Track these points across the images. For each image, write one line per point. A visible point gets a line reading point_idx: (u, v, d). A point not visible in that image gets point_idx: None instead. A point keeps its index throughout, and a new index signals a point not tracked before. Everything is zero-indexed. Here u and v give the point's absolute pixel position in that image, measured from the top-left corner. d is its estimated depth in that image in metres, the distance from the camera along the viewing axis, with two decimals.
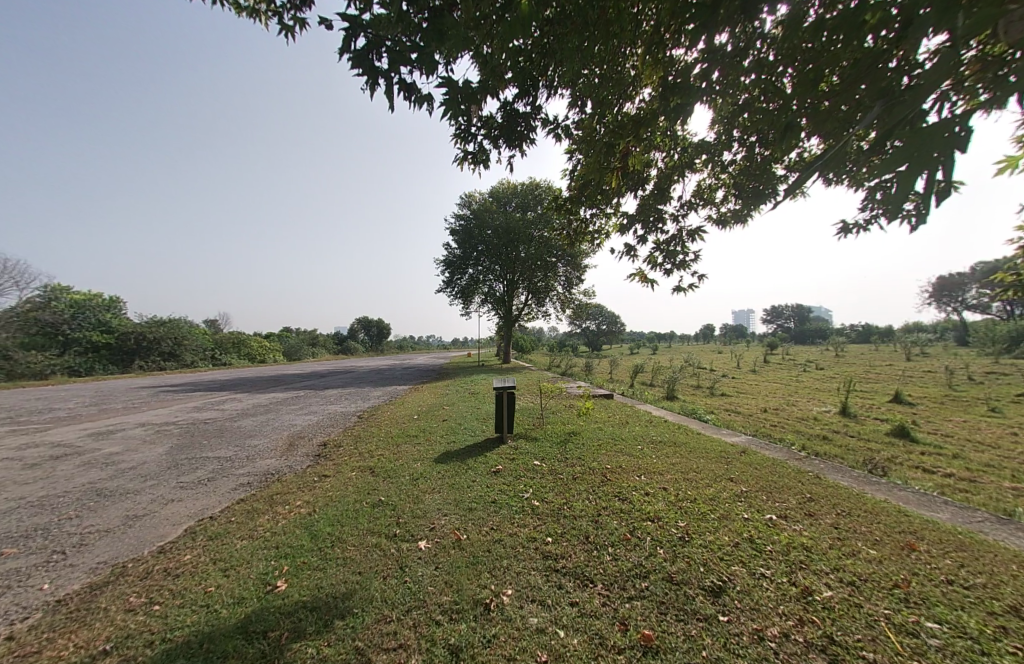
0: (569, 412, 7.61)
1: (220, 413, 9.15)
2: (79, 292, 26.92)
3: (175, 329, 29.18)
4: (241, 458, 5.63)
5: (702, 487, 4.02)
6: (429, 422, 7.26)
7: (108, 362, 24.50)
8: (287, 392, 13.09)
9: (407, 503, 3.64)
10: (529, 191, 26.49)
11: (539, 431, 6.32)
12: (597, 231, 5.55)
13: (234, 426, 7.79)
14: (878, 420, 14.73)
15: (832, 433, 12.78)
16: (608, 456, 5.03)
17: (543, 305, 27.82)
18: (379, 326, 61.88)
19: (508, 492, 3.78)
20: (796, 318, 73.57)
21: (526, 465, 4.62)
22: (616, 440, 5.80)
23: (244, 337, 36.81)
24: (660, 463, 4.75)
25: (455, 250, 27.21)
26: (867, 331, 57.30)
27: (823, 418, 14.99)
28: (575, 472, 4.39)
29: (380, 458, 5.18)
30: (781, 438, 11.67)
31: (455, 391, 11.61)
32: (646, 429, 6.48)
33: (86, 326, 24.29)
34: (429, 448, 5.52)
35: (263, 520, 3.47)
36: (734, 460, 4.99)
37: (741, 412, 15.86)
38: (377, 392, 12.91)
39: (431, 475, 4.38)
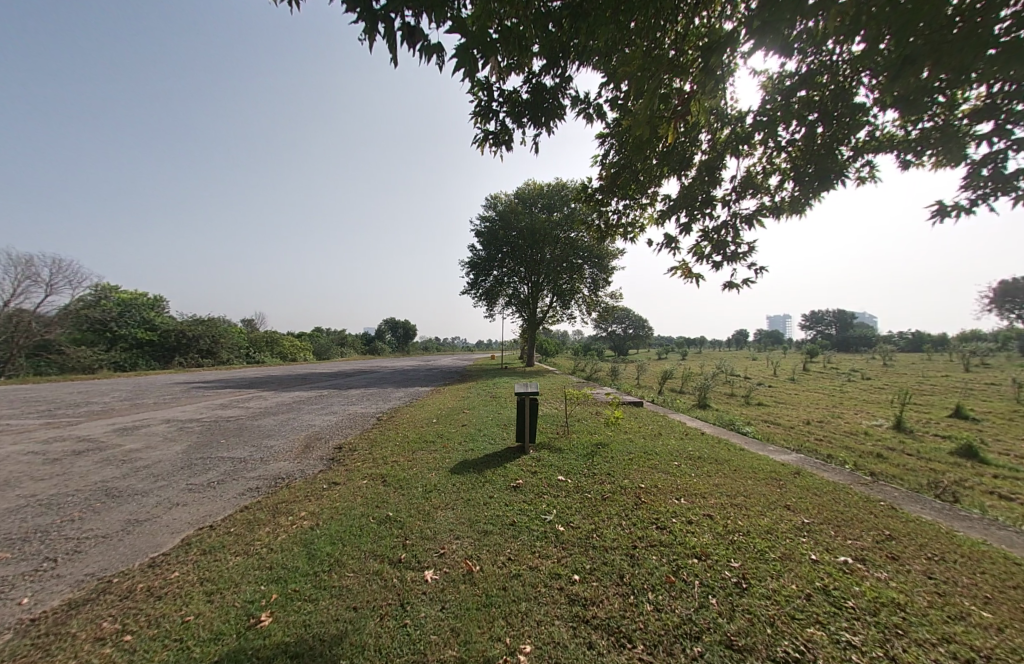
0: (595, 420, 7.11)
1: (243, 411, 9.21)
2: (128, 292, 28.57)
3: (213, 327, 30.48)
4: (255, 459, 5.50)
5: (755, 516, 3.47)
6: (448, 427, 6.93)
7: (151, 358, 25.83)
8: (311, 390, 13.19)
9: (416, 520, 3.29)
10: (556, 191, 26.00)
11: (563, 441, 5.86)
12: (631, 225, 5.09)
13: (255, 425, 7.77)
14: (941, 437, 13.29)
15: (888, 451, 11.57)
16: (641, 473, 4.52)
17: (568, 307, 27.22)
18: (405, 327, 62.94)
19: (530, 513, 3.36)
20: (837, 324, 69.33)
21: (550, 480, 4.20)
22: (649, 454, 5.26)
23: (276, 337, 38.09)
24: (701, 484, 4.21)
25: (480, 251, 27.08)
26: (918, 339, 53.14)
27: (876, 434, 13.67)
28: (605, 491, 3.91)
29: (394, 465, 4.88)
30: (830, 455, 10.64)
31: (476, 394, 11.29)
32: (681, 442, 5.91)
33: (132, 324, 25.72)
34: (446, 456, 5.17)
35: (263, 533, 3.22)
36: (787, 484, 4.37)
37: (782, 424, 14.73)
38: (398, 393, 12.77)
39: (445, 488, 4.03)
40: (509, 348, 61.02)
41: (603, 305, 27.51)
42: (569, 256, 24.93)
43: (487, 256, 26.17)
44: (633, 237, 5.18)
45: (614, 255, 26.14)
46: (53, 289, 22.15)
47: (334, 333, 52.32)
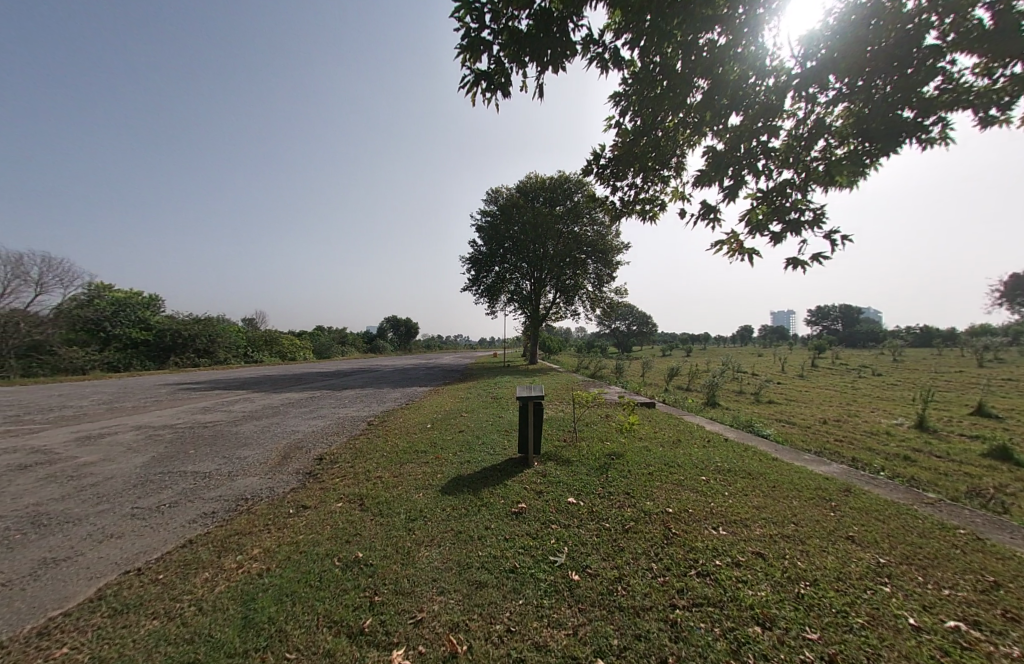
0: (606, 426, 6.39)
1: (225, 415, 8.58)
2: (122, 291, 28.06)
3: (210, 325, 29.89)
4: (221, 474, 4.84)
5: (815, 553, 2.79)
6: (442, 434, 6.22)
7: (146, 358, 25.26)
8: (303, 392, 12.54)
9: (393, 562, 2.62)
10: (559, 184, 25.16)
11: (571, 451, 5.18)
12: (650, 203, 4.39)
13: (234, 431, 7.13)
14: (969, 437, 12.51)
15: (915, 453, 10.85)
16: (667, 493, 3.82)
17: (571, 304, 26.50)
18: (406, 326, 62.46)
19: (536, 554, 2.67)
20: (843, 320, 68.31)
21: (558, 504, 3.52)
22: (671, 467, 4.58)
23: (276, 336, 37.52)
24: (742, 508, 3.53)
25: (480, 246, 26.37)
26: (927, 333, 52.13)
27: (898, 434, 12.94)
28: (625, 518, 3.24)
29: (376, 483, 4.19)
30: (854, 458, 9.91)
31: (476, 396, 10.58)
32: (706, 453, 5.21)
33: (126, 324, 25.17)
34: (437, 471, 4.48)
35: (198, 583, 2.55)
36: (841, 506, 3.66)
37: (797, 423, 14.05)
38: (394, 394, 12.09)
39: (433, 515, 3.34)
40: (511, 345, 60.40)
41: (607, 301, 26.77)
42: (573, 250, 24.22)
43: (488, 252, 25.37)
44: (654, 217, 4.47)
45: (618, 249, 25.40)
46: (43, 289, 21.62)
47: (334, 332, 51.74)
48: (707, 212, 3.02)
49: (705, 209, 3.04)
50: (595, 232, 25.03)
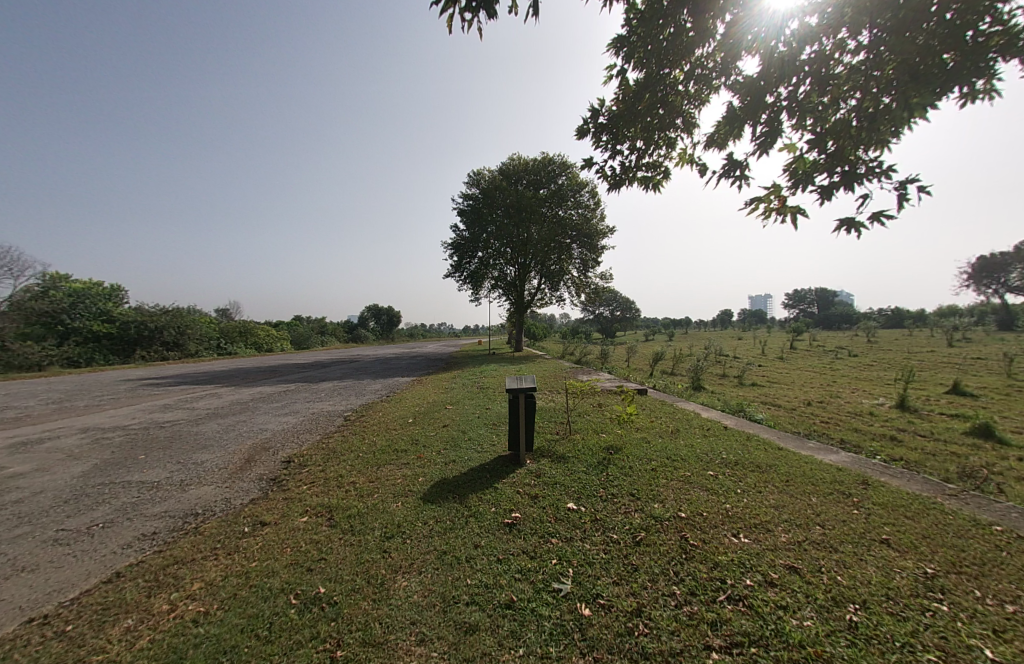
0: (600, 417, 5.99)
1: (187, 413, 7.87)
2: (79, 281, 26.23)
3: (179, 317, 28.35)
4: (170, 484, 4.25)
5: (853, 567, 2.46)
6: (424, 430, 5.71)
7: (110, 353, 23.78)
8: (278, 385, 11.81)
9: (363, 599, 2.14)
10: (543, 166, 24.42)
11: (566, 446, 4.79)
12: (653, 168, 3.90)
13: (194, 431, 6.48)
14: (949, 416, 12.76)
15: (900, 433, 10.94)
16: (677, 494, 3.43)
17: (557, 290, 26.08)
18: (389, 315, 61.27)
19: (536, 581, 2.23)
20: (820, 303, 70.11)
21: (559, 510, 3.09)
22: (675, 461, 4.22)
23: (251, 326, 36.01)
24: (760, 510, 3.18)
25: (463, 231, 25.51)
26: (898, 315, 53.96)
27: (881, 415, 13.12)
28: (636, 526, 2.84)
29: (348, 492, 3.68)
30: (842, 440, 9.87)
31: (461, 386, 10.06)
32: (709, 444, 4.87)
33: (86, 316, 23.59)
34: (419, 475, 4.01)
35: (113, 639, 2.02)
36: (864, 503, 3.37)
37: (784, 405, 14.09)
38: (375, 385, 11.48)
39: (413, 531, 2.86)
40: (497, 332, 59.91)
41: (593, 286, 26.45)
42: (558, 235, 23.68)
43: (471, 236, 24.55)
44: (657, 187, 4.01)
45: (603, 233, 25.02)
46: None
47: (313, 322, 50.14)
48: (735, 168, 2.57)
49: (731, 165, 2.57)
50: (580, 215, 24.61)
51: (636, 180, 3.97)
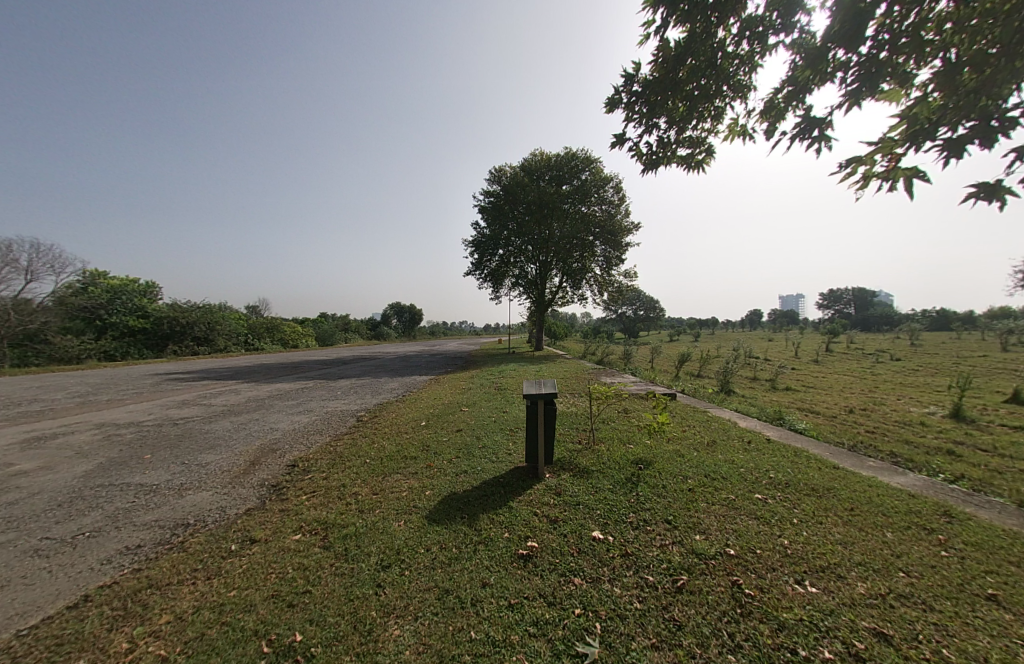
0: (626, 425, 5.50)
1: (202, 410, 7.82)
2: (118, 278, 27.34)
3: (209, 313, 29.19)
4: (169, 489, 4.07)
5: (962, 636, 1.91)
6: (437, 435, 5.38)
7: (144, 347, 24.65)
8: (296, 382, 11.75)
9: (343, 653, 1.78)
10: (566, 162, 23.83)
11: (590, 457, 4.35)
12: (695, 145, 3.42)
13: (206, 430, 6.37)
14: (1013, 428, 11.56)
15: (960, 446, 9.92)
16: (722, 524, 2.93)
17: (578, 288, 25.43)
18: (411, 313, 61.89)
19: (553, 640, 1.81)
20: (856, 304, 66.50)
21: (582, 540, 2.65)
22: (715, 481, 3.71)
23: (277, 323, 36.87)
24: (826, 549, 2.65)
25: (484, 229, 25.24)
26: (945, 317, 50.46)
27: (934, 425, 12.02)
28: (675, 566, 2.38)
29: (349, 505, 3.36)
30: (894, 453, 8.94)
31: (478, 387, 9.70)
32: (752, 460, 4.32)
33: (123, 312, 24.56)
34: (427, 487, 3.67)
35: None
36: (954, 541, 2.79)
37: (823, 412, 13.14)
38: (391, 384, 11.28)
39: (413, 561, 2.48)
40: (517, 331, 59.60)
41: (615, 285, 25.67)
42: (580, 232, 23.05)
43: (492, 234, 24.21)
44: (699, 169, 3.54)
45: (627, 230, 24.23)
46: (34, 277, 20.94)
47: (337, 318, 51.00)
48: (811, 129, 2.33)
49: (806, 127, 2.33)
50: (603, 211, 23.92)
51: (675, 161, 3.50)
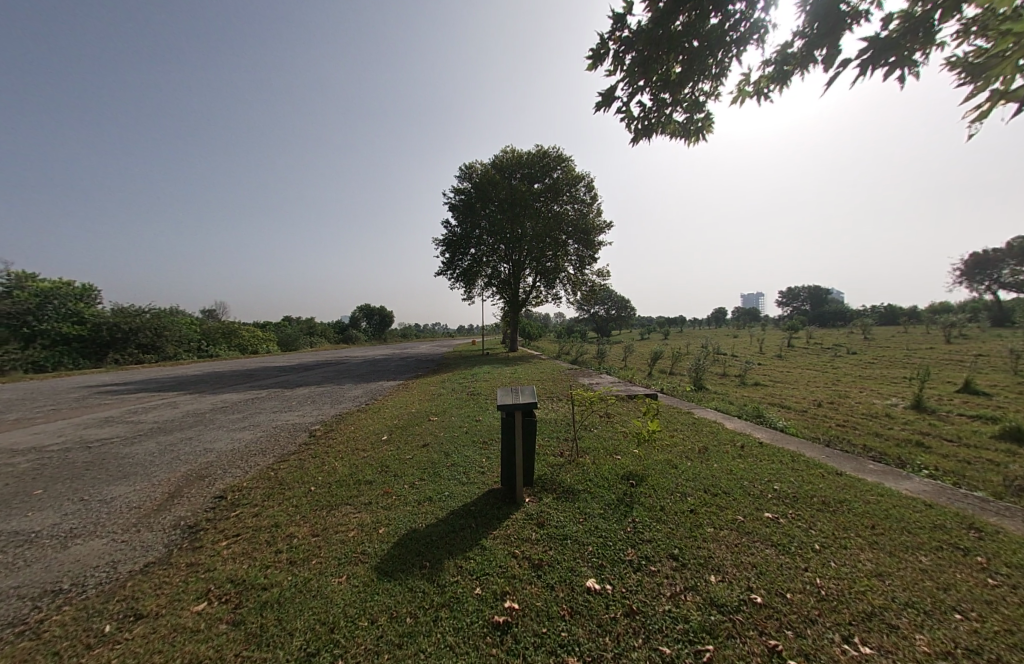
0: (611, 432, 5.03)
1: (129, 428, 6.78)
2: (48, 281, 24.65)
3: (157, 317, 26.83)
4: (52, 535, 3.22)
5: None
6: (400, 452, 4.68)
7: (80, 356, 22.27)
8: (248, 392, 10.66)
9: None
10: (538, 160, 23.41)
11: (574, 474, 3.82)
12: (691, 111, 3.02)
13: (125, 453, 5.37)
14: (969, 417, 12.01)
15: (925, 437, 10.14)
16: (736, 558, 2.45)
17: (553, 287, 25.09)
18: (382, 315, 60.06)
19: None
20: (813, 301, 70.07)
21: (573, 595, 2.09)
22: (716, 498, 3.27)
23: (235, 327, 34.48)
24: (862, 587, 2.22)
25: (455, 228, 24.48)
26: (892, 312, 53.87)
27: (898, 416, 12.33)
28: (694, 629, 1.86)
29: (280, 553, 2.67)
30: (867, 446, 8.97)
31: (449, 392, 9.00)
32: (752, 470, 3.90)
33: (54, 317, 22.13)
34: (383, 521, 3.03)
35: None
36: (994, 564, 2.43)
37: (795, 407, 13.30)
38: (355, 392, 10.37)
39: (353, 641, 1.85)
40: (491, 332, 59.01)
41: (589, 284, 25.52)
42: (553, 230, 22.73)
43: (464, 233, 23.50)
44: (696, 140, 3.18)
45: (600, 229, 24.12)
46: None
47: (303, 321, 48.61)
48: (886, 54, 2.24)
49: (879, 52, 2.24)
50: (576, 210, 23.69)
51: (669, 130, 3.10)
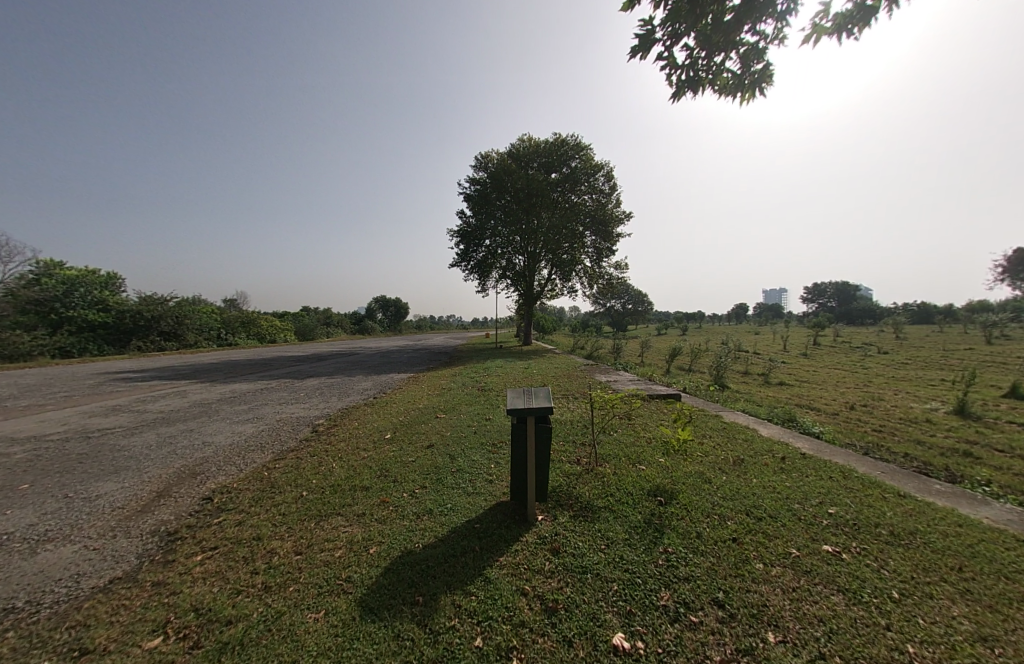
0: (633, 438, 4.58)
1: (133, 417, 6.66)
2: (76, 269, 25.31)
3: (178, 306, 27.30)
4: (23, 539, 2.98)
5: None
6: (403, 453, 4.33)
7: (105, 343, 22.82)
8: (259, 382, 10.55)
9: None
10: (555, 148, 22.67)
11: (593, 486, 3.39)
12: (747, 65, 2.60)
13: (122, 446, 5.18)
14: (1020, 425, 11.06)
15: (973, 446, 9.32)
16: (797, 608, 2.00)
17: (568, 280, 24.47)
18: (397, 307, 60.59)
19: None
20: (840, 298, 67.23)
21: (596, 656, 1.68)
22: (762, 524, 2.80)
23: (254, 317, 34.99)
24: (966, 658, 1.74)
25: (469, 218, 24.03)
26: (926, 310, 51.20)
27: (940, 423, 11.43)
28: None
29: (256, 576, 2.33)
30: (909, 455, 8.23)
31: (459, 387, 8.63)
32: (799, 490, 3.39)
33: (80, 305, 22.69)
34: (375, 538, 2.67)
35: None
36: None
37: (824, 409, 12.52)
38: (364, 384, 10.12)
39: None
40: (505, 324, 58.75)
41: (606, 277, 24.79)
42: (570, 221, 22.06)
43: (478, 224, 23.06)
44: (751, 94, 2.76)
45: (618, 220, 23.35)
46: None
47: (320, 312, 49.18)
48: None
49: None
50: (593, 201, 22.95)
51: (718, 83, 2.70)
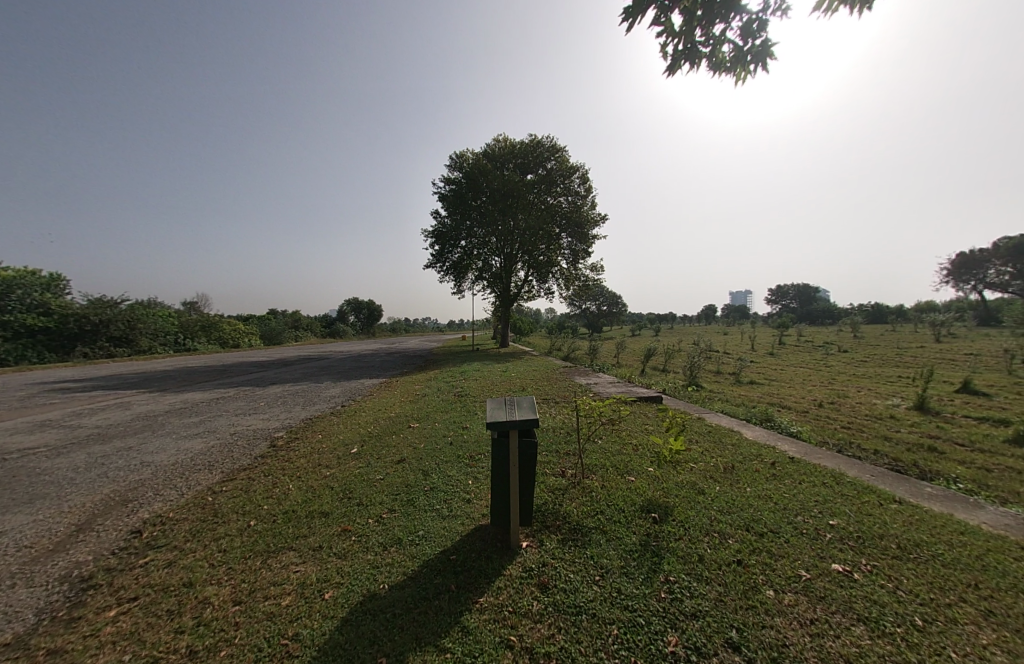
0: (620, 446, 4.33)
1: (63, 434, 5.89)
2: (12, 269, 23.09)
3: (130, 309, 25.36)
4: None
5: None
6: (370, 470, 3.90)
7: (45, 350, 20.88)
8: (216, 390, 9.75)
9: None
10: (531, 149, 22.49)
11: (581, 503, 3.09)
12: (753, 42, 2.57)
13: (43, 468, 4.49)
14: (974, 419, 11.62)
15: (936, 441, 9.67)
16: (819, 646, 1.76)
17: (546, 282, 24.33)
18: (370, 309, 59.07)
19: None
20: (802, 299, 70.43)
21: None
22: (766, 543, 2.58)
23: (217, 320, 33.07)
24: None
25: (445, 219, 23.50)
26: (881, 310, 54.31)
27: (903, 418, 11.87)
28: None
29: (181, 638, 1.90)
30: (879, 451, 8.41)
31: (434, 393, 8.21)
32: (796, 500, 3.22)
33: (17, 308, 20.69)
34: (334, 579, 2.27)
35: None
36: None
37: (796, 407, 12.80)
38: (332, 391, 9.51)
39: None
40: (482, 326, 58.32)
41: (583, 278, 24.81)
42: (547, 223, 21.93)
43: (454, 224, 22.57)
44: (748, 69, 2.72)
45: (594, 222, 23.44)
46: None
47: (289, 315, 47.16)
48: None
49: None
50: (570, 203, 22.94)
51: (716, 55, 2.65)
